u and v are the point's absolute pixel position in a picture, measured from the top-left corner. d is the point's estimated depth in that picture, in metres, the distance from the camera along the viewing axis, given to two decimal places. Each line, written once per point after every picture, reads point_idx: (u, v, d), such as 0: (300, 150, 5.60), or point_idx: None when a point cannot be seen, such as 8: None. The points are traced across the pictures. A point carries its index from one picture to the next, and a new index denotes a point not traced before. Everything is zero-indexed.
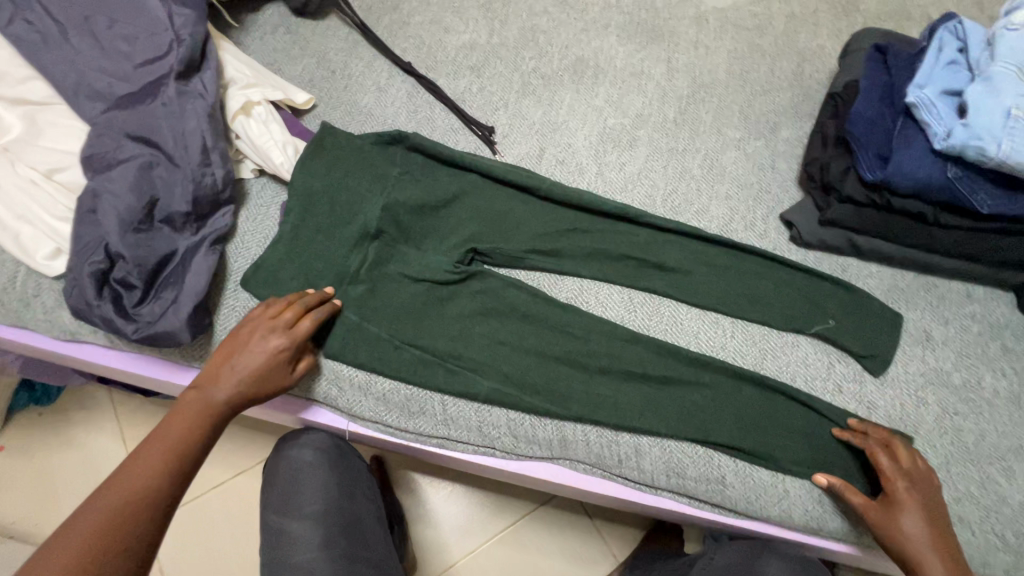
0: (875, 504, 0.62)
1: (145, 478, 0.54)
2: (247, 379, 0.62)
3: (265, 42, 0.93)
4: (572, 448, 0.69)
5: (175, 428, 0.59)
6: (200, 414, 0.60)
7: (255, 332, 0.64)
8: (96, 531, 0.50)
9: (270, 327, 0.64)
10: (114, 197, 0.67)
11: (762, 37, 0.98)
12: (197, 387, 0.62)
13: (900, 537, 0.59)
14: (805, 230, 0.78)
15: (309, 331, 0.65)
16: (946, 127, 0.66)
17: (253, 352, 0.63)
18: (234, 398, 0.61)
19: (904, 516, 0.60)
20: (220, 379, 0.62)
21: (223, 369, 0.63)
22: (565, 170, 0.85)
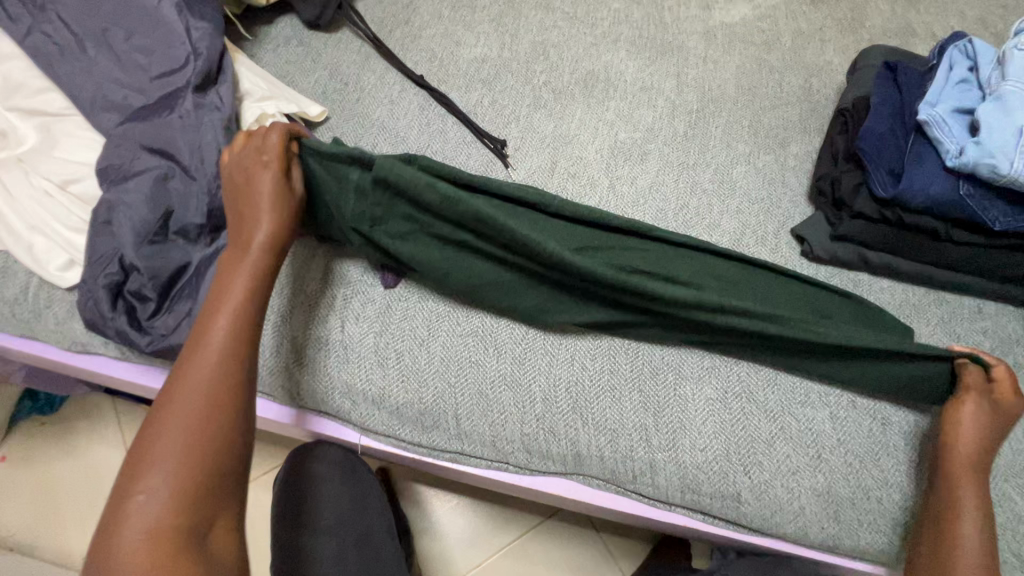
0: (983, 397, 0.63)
1: (209, 352, 0.54)
2: (265, 179, 0.62)
3: (278, 55, 0.93)
4: (586, 464, 0.69)
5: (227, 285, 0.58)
6: (241, 270, 0.59)
7: (246, 173, 0.63)
8: (198, 395, 0.52)
9: (245, 155, 0.63)
10: (129, 209, 0.67)
11: (770, 52, 0.99)
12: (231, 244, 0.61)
13: (962, 412, 0.63)
14: (817, 244, 0.78)
15: (283, 137, 0.64)
16: (957, 144, 0.67)
17: (254, 177, 0.62)
18: (268, 229, 0.61)
19: (985, 419, 0.62)
20: (243, 228, 0.61)
21: (239, 221, 0.61)
22: (577, 185, 0.85)
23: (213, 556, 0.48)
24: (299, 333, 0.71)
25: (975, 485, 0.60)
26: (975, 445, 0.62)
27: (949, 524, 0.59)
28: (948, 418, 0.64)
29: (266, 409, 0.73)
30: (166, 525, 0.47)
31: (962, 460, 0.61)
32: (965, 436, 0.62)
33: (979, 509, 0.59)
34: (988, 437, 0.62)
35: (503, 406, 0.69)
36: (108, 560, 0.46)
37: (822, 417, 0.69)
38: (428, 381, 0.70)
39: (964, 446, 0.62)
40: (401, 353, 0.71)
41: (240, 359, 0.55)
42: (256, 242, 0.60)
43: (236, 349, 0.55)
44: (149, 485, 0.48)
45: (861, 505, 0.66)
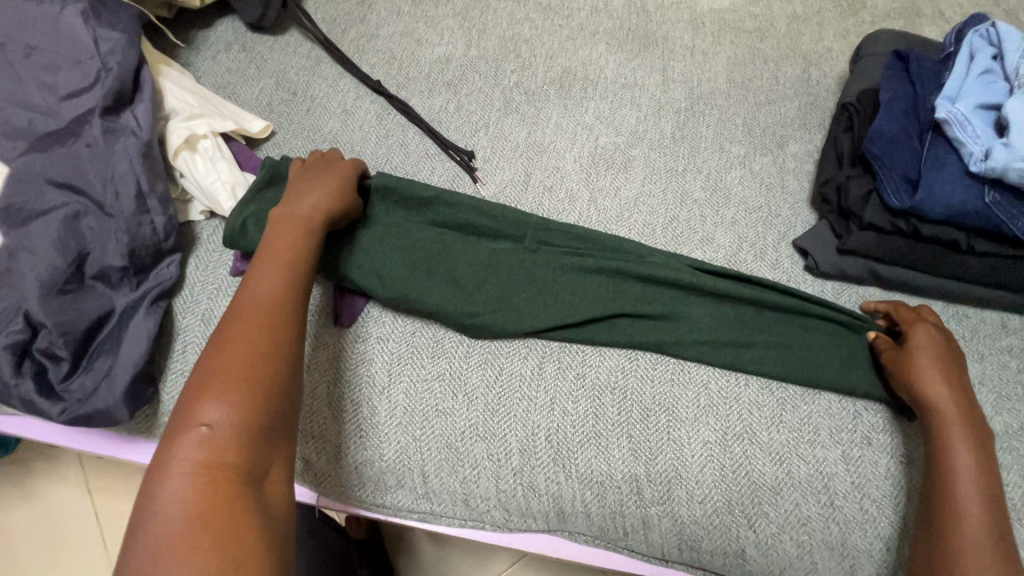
0: (895, 351, 0.62)
1: (268, 297, 0.52)
2: (330, 181, 0.63)
3: (217, 63, 0.84)
4: (571, 521, 0.61)
5: (283, 232, 0.57)
6: (297, 227, 0.58)
7: (304, 172, 0.65)
8: (258, 331, 0.50)
9: (318, 161, 0.67)
10: (34, 255, 0.58)
11: (764, 41, 0.90)
12: (287, 205, 0.60)
13: (914, 360, 0.60)
14: (822, 259, 0.70)
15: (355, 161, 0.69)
16: (982, 147, 0.58)
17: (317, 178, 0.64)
18: (319, 203, 0.60)
19: (930, 361, 0.59)
20: (304, 192, 0.61)
21: (297, 193, 0.62)
22: (554, 198, 0.76)
23: (266, 505, 0.43)
24: None
25: (958, 427, 0.57)
26: (942, 383, 0.58)
27: (950, 481, 0.55)
28: (903, 374, 0.60)
29: None
30: (225, 457, 0.43)
31: (941, 405, 0.58)
32: (931, 377, 0.59)
33: (970, 453, 0.55)
34: (948, 373, 0.59)
35: (476, 460, 0.61)
36: (155, 500, 0.40)
37: (834, 459, 0.62)
38: (389, 436, 0.61)
39: (941, 396, 0.58)
40: (357, 403, 0.62)
41: (296, 312, 0.53)
42: (319, 207, 0.60)
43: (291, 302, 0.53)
44: (211, 417, 0.44)
45: (878, 557, 0.59)
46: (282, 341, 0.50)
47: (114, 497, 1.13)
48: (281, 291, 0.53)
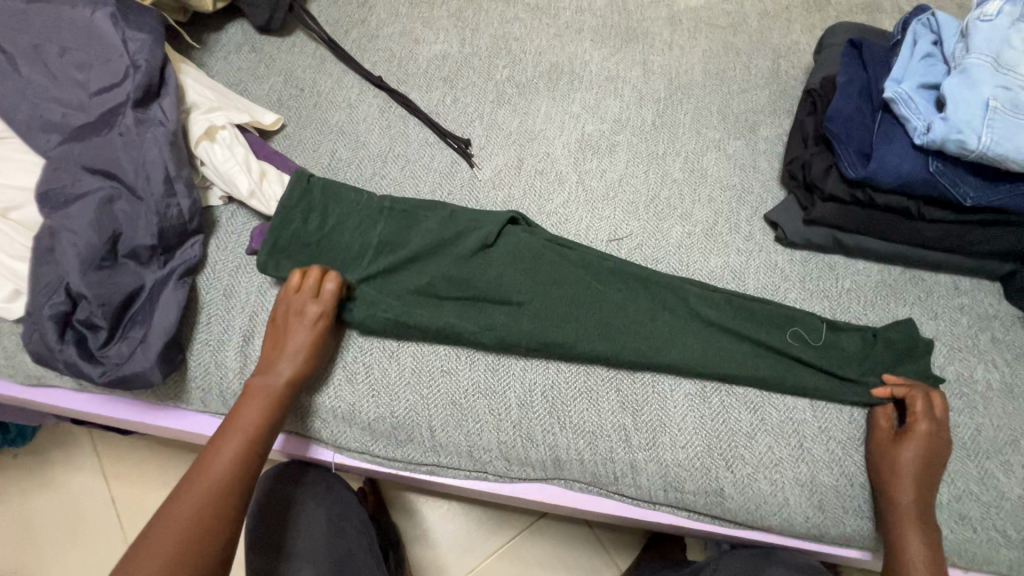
0: (889, 433, 0.65)
1: (219, 474, 0.58)
2: (298, 358, 0.64)
3: (230, 63, 0.90)
4: (567, 468, 0.67)
5: (246, 414, 0.62)
6: (252, 412, 0.62)
7: (290, 306, 0.66)
8: (183, 530, 0.54)
9: (301, 300, 0.66)
10: (74, 234, 0.63)
11: (736, 35, 0.98)
12: (259, 372, 0.64)
13: (896, 462, 0.62)
14: (790, 230, 0.77)
15: (335, 290, 0.66)
16: (924, 122, 0.66)
17: (294, 325, 0.65)
18: (293, 377, 0.64)
19: (918, 462, 0.62)
20: (270, 376, 0.64)
21: (272, 350, 0.65)
22: (546, 180, 0.82)
23: None
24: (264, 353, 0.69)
25: (923, 533, 0.60)
26: (915, 493, 0.61)
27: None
28: (887, 467, 0.63)
29: None
30: None
31: (907, 503, 0.61)
32: (905, 488, 0.61)
33: (928, 555, 0.59)
34: (926, 480, 0.62)
35: (479, 415, 0.67)
36: None
37: (803, 406, 0.68)
38: (399, 394, 0.67)
39: (909, 496, 0.61)
40: (370, 365, 0.68)
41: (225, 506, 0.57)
42: (277, 402, 0.63)
43: (235, 474, 0.59)
44: None
45: (843, 491, 0.65)
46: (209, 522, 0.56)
47: (130, 483, 1.16)
48: (238, 453, 0.60)
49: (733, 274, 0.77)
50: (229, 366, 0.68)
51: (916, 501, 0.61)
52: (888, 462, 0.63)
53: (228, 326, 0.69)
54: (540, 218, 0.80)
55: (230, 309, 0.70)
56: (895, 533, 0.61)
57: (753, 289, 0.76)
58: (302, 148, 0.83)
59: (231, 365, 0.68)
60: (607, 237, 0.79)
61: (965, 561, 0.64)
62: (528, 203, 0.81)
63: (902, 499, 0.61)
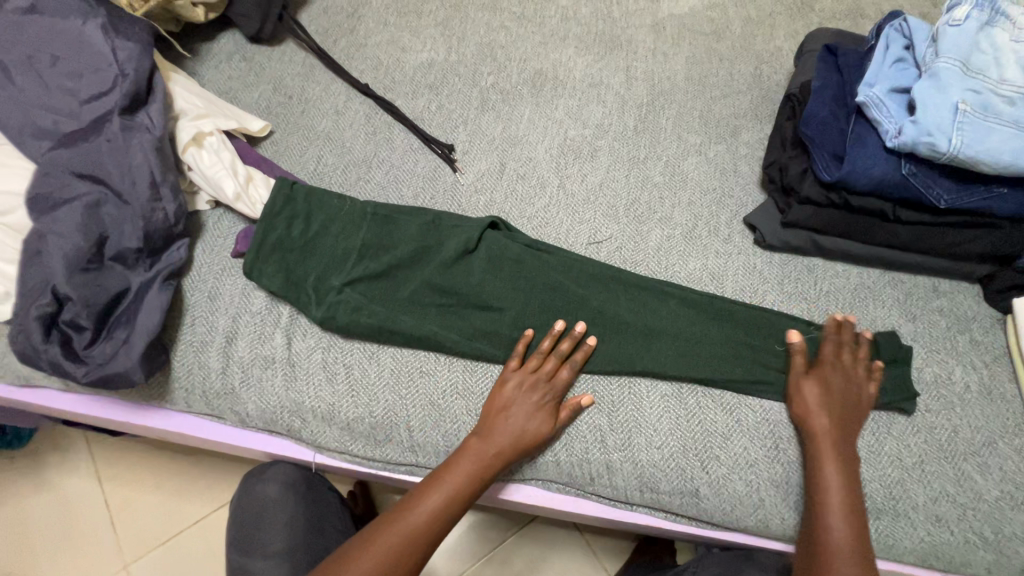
0: (801, 368, 0.68)
1: (395, 548, 0.59)
2: (519, 434, 0.64)
3: (220, 72, 0.92)
4: (543, 468, 0.68)
5: (459, 480, 0.63)
6: (462, 470, 0.63)
7: (521, 384, 0.66)
8: None
9: (535, 379, 0.67)
10: (61, 237, 0.65)
11: (719, 42, 0.99)
12: (475, 438, 0.64)
13: (804, 406, 0.65)
14: (768, 232, 0.77)
15: (570, 379, 0.68)
16: (896, 125, 0.66)
17: (518, 401, 0.65)
18: (504, 451, 0.64)
19: (820, 390, 0.65)
20: (489, 443, 0.64)
21: (491, 418, 0.65)
22: (528, 185, 0.84)
23: None
24: (246, 354, 0.70)
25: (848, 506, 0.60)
26: (842, 464, 0.62)
27: (828, 551, 0.58)
28: (796, 396, 0.67)
29: (220, 433, 0.72)
30: None
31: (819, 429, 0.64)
32: (829, 462, 0.62)
33: (844, 491, 0.60)
34: (839, 413, 0.65)
35: (456, 416, 0.68)
36: None
37: (779, 407, 0.69)
38: (378, 394, 0.68)
39: (819, 421, 0.64)
40: (350, 367, 0.69)
41: (415, 554, 0.60)
42: (491, 468, 0.63)
43: (423, 541, 0.61)
44: None
45: None
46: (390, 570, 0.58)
47: (122, 485, 1.17)
48: (420, 527, 0.61)
49: (712, 277, 0.77)
50: (210, 366, 0.69)
51: (846, 474, 0.61)
52: (804, 411, 0.65)
53: (211, 327, 0.71)
54: (521, 221, 0.81)
55: (214, 311, 0.71)
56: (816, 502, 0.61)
57: (732, 292, 0.76)
58: (289, 154, 0.85)
59: (213, 365, 0.69)
60: (587, 240, 0.80)
61: (942, 563, 0.64)
62: (509, 208, 0.82)
63: (815, 424, 0.64)
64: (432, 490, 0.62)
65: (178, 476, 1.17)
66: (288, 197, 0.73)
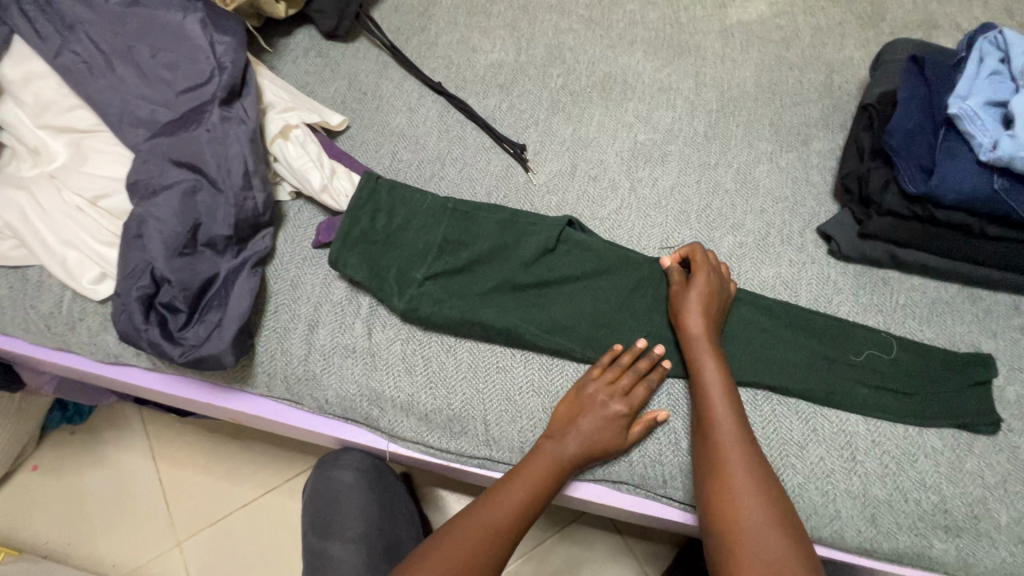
0: (678, 282, 0.71)
1: (478, 534, 0.61)
2: (593, 437, 0.65)
3: (297, 67, 0.95)
4: (615, 468, 0.68)
5: (534, 477, 0.64)
6: (539, 472, 0.64)
7: (596, 392, 0.67)
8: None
9: (611, 393, 0.66)
10: (160, 222, 0.68)
11: (789, 50, 0.98)
12: (549, 439, 0.66)
13: (685, 310, 0.68)
14: (844, 242, 0.77)
15: (644, 397, 0.67)
16: (991, 138, 0.65)
17: (595, 409, 0.65)
18: (579, 454, 0.65)
19: (699, 299, 0.68)
20: (561, 444, 0.65)
21: (564, 420, 0.66)
22: (599, 187, 0.84)
23: None
24: (327, 342, 0.72)
25: (745, 469, 0.60)
26: (734, 426, 0.62)
27: (734, 513, 0.58)
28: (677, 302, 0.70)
29: (296, 419, 0.74)
30: None
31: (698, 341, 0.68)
32: (726, 423, 0.63)
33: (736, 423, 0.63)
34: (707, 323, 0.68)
35: (532, 413, 0.69)
36: None
37: (856, 419, 0.69)
38: (456, 387, 0.69)
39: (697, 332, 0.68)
40: (428, 359, 0.71)
41: (501, 547, 0.62)
42: (565, 470, 0.65)
43: (504, 536, 0.62)
44: None
45: (897, 507, 0.65)
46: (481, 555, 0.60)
47: (177, 465, 1.20)
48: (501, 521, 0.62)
49: (786, 286, 0.77)
50: (293, 352, 0.71)
51: (738, 435, 0.62)
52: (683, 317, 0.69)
53: (294, 315, 0.73)
54: (593, 223, 0.81)
55: (296, 299, 0.73)
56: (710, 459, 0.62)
57: (806, 301, 0.76)
58: (364, 149, 0.87)
59: (295, 351, 0.71)
60: (659, 244, 0.80)
61: None
62: (580, 209, 0.83)
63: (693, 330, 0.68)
64: (512, 489, 0.64)
65: (231, 459, 1.20)
66: (371, 192, 0.75)
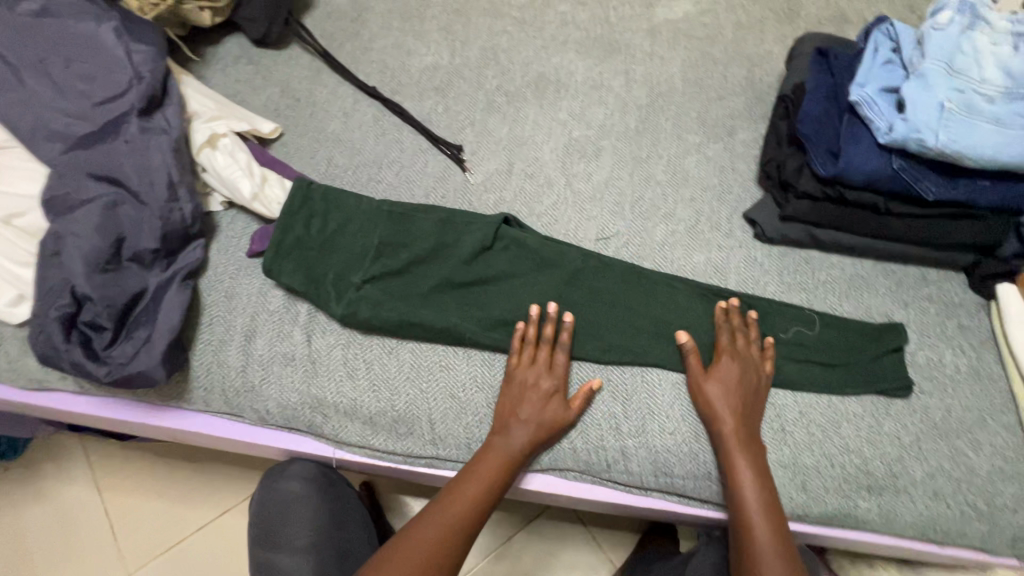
0: (699, 368, 0.70)
1: (439, 538, 0.62)
2: (535, 423, 0.66)
3: (227, 75, 0.93)
4: (561, 458, 0.70)
5: (485, 472, 0.65)
6: (487, 465, 0.66)
7: (527, 377, 0.68)
8: None
9: (537, 373, 0.69)
10: (79, 238, 0.65)
11: (713, 46, 1.03)
12: (496, 433, 0.67)
13: (710, 401, 0.68)
14: (767, 226, 0.81)
15: (565, 362, 0.70)
16: (887, 122, 0.70)
17: (530, 396, 0.67)
18: (526, 444, 0.66)
19: (723, 389, 0.68)
20: (507, 437, 0.66)
21: (506, 411, 0.67)
22: (535, 183, 0.86)
23: None
24: (265, 352, 0.70)
25: (769, 533, 0.63)
26: (756, 494, 0.64)
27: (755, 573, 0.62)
28: (695, 392, 0.69)
29: (238, 433, 0.73)
30: None
31: (725, 430, 0.67)
32: (749, 491, 0.65)
33: (760, 491, 0.65)
34: (741, 409, 0.68)
35: (477, 408, 0.70)
36: None
37: (784, 393, 0.72)
38: (399, 389, 0.70)
39: (723, 418, 0.67)
40: (370, 362, 0.70)
41: (458, 543, 0.63)
42: (515, 461, 0.66)
43: (460, 533, 0.64)
44: None
45: (825, 472, 0.69)
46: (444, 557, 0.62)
47: (123, 493, 1.15)
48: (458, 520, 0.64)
49: (716, 270, 0.80)
50: (230, 364, 0.70)
51: (759, 501, 0.64)
52: (708, 405, 0.68)
53: (229, 327, 0.71)
54: (531, 219, 0.83)
55: (231, 310, 0.72)
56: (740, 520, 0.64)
57: (735, 283, 0.79)
58: (299, 156, 0.86)
59: (233, 363, 0.70)
60: (595, 236, 0.82)
61: (940, 535, 0.68)
62: (518, 206, 0.84)
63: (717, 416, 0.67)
64: (465, 486, 0.65)
65: (179, 482, 1.16)
66: (304, 198, 0.74)
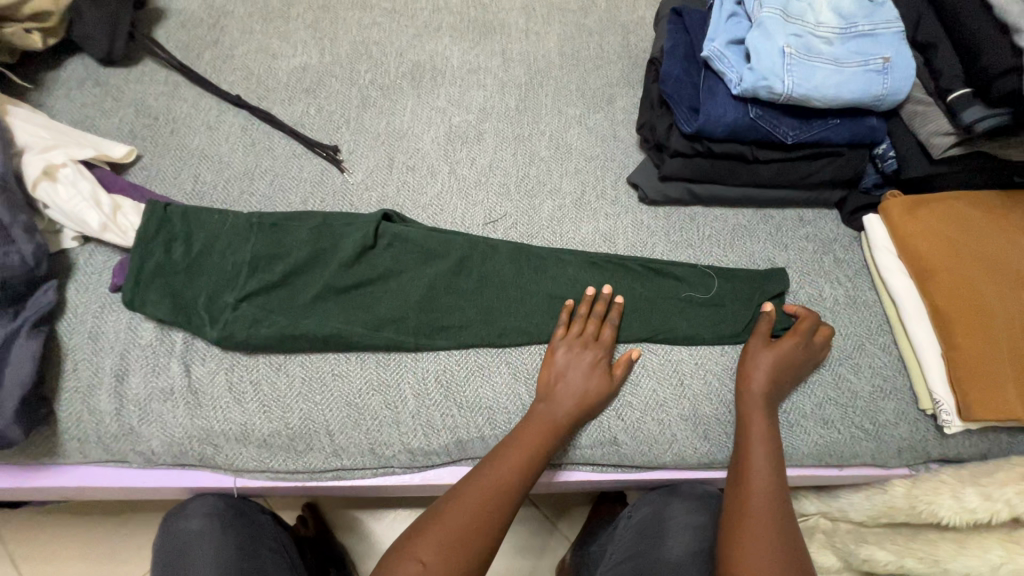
0: (762, 338, 0.72)
1: (494, 492, 0.60)
2: (575, 393, 0.67)
3: (72, 100, 0.86)
4: (470, 449, 0.69)
5: (535, 435, 0.64)
6: (532, 433, 0.65)
7: (570, 347, 0.70)
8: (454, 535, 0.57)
9: (584, 343, 0.70)
10: None
11: (587, 17, 1.03)
12: (542, 399, 0.67)
13: (752, 367, 0.70)
14: (649, 189, 0.82)
15: (614, 335, 0.72)
16: (737, 74, 0.72)
17: (574, 364, 0.69)
18: (571, 411, 0.66)
19: (773, 360, 0.69)
20: (553, 404, 0.67)
21: (548, 381, 0.68)
22: (418, 175, 0.84)
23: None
24: (141, 390, 0.66)
25: (765, 496, 0.62)
26: (764, 459, 0.64)
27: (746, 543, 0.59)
28: (745, 360, 0.72)
29: (124, 478, 0.68)
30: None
31: (755, 388, 0.69)
32: (758, 450, 0.65)
33: (767, 454, 0.65)
34: (781, 381, 0.69)
35: (376, 412, 0.68)
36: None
37: (678, 348, 0.74)
38: (291, 405, 0.67)
39: (756, 381, 0.69)
40: (258, 382, 0.67)
41: (506, 506, 0.61)
42: (562, 427, 0.66)
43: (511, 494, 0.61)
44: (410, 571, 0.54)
45: (723, 418, 0.71)
46: (492, 527, 0.58)
47: None
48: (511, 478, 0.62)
49: (605, 238, 0.81)
50: (103, 410, 0.65)
51: (766, 468, 0.64)
52: (750, 370, 0.70)
53: (96, 369, 0.66)
54: (416, 212, 0.81)
55: (97, 352, 0.67)
56: (749, 475, 0.64)
57: (624, 248, 0.81)
58: (161, 178, 0.81)
59: (106, 408, 0.65)
60: (483, 220, 0.81)
61: (834, 459, 0.72)
62: (402, 200, 0.82)
63: (752, 385, 0.69)
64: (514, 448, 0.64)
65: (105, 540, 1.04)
66: (162, 221, 0.70)
